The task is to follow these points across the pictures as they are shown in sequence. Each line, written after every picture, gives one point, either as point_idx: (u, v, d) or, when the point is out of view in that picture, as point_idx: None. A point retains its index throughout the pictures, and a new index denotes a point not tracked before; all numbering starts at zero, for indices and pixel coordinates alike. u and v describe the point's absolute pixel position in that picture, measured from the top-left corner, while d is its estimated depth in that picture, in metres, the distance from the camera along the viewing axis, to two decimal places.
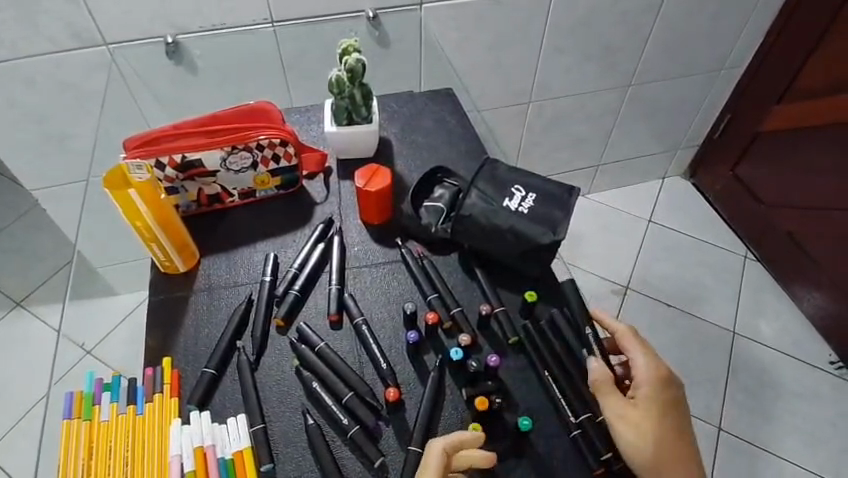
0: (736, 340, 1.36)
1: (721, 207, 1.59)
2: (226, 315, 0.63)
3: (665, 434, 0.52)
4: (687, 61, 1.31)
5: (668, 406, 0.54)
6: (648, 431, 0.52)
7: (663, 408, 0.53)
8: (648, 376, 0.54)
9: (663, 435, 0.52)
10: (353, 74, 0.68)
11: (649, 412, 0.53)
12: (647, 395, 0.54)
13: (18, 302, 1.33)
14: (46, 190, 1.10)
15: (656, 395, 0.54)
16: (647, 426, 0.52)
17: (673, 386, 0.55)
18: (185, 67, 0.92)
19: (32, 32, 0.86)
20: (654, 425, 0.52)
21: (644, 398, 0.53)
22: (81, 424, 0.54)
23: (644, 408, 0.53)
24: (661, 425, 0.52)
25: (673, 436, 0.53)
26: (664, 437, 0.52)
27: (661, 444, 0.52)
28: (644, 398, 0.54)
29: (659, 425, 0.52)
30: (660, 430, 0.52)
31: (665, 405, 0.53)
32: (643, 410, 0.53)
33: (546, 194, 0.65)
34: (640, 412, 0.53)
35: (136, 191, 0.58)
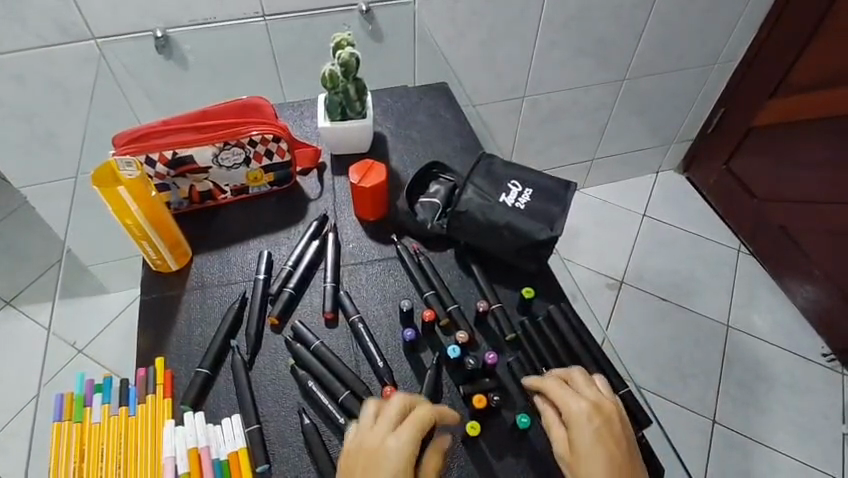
0: (730, 333, 1.36)
1: (715, 202, 1.60)
2: (219, 314, 0.62)
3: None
4: (682, 55, 1.30)
5: (610, 440, 0.47)
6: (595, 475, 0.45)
7: (606, 443, 0.47)
8: (580, 413, 0.48)
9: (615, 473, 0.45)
10: (346, 69, 0.67)
11: (591, 449, 0.47)
12: (585, 431, 0.47)
13: (8, 301, 1.31)
14: (33, 189, 1.08)
15: (592, 435, 0.47)
16: (593, 467, 0.46)
17: (611, 416, 0.49)
18: (175, 61, 0.90)
19: (17, 26, 0.84)
20: (601, 462, 0.46)
21: (582, 436, 0.47)
22: (72, 426, 0.53)
23: (586, 448, 0.47)
24: (607, 462, 0.46)
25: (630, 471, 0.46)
26: (614, 475, 0.46)
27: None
28: (583, 436, 0.47)
29: (607, 462, 0.46)
30: (607, 468, 0.46)
31: (608, 446, 0.47)
32: (587, 451, 0.47)
33: (544, 189, 0.64)
34: (584, 455, 0.47)
35: (125, 188, 0.56)
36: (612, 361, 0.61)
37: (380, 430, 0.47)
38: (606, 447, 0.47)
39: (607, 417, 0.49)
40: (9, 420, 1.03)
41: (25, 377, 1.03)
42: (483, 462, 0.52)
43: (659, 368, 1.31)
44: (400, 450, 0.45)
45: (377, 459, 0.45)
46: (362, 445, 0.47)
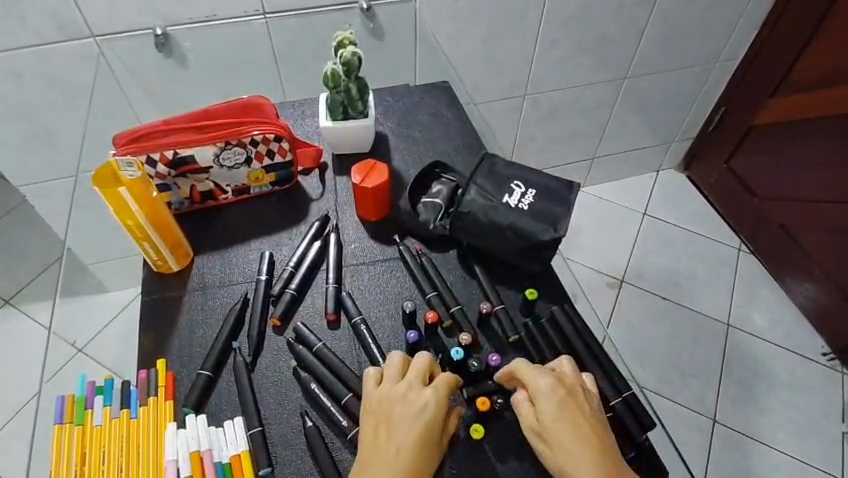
0: (730, 332, 1.36)
1: (715, 201, 1.60)
2: (221, 315, 0.61)
3: (584, 445, 0.45)
4: (683, 53, 1.30)
5: (575, 409, 0.47)
6: (563, 444, 0.45)
7: (570, 412, 0.47)
8: (542, 386, 0.49)
9: (582, 440, 0.45)
10: (348, 68, 0.66)
11: (556, 418, 0.46)
12: (550, 404, 0.47)
13: (8, 300, 1.31)
14: (32, 187, 1.08)
15: (557, 406, 0.47)
16: (560, 437, 0.46)
17: (574, 387, 0.49)
18: (176, 59, 0.89)
19: (16, 24, 0.84)
20: (567, 431, 0.45)
21: (547, 408, 0.47)
22: (73, 429, 0.53)
23: (550, 420, 0.47)
24: (573, 429, 0.46)
25: (598, 436, 0.45)
26: (583, 442, 0.45)
27: (584, 451, 0.44)
28: (547, 409, 0.47)
29: (573, 429, 0.46)
30: (574, 435, 0.45)
31: (573, 415, 0.47)
32: (553, 423, 0.46)
33: (546, 190, 0.64)
34: (549, 427, 0.46)
35: (126, 189, 0.56)
36: (615, 361, 0.61)
37: (411, 382, 0.50)
38: (571, 416, 0.46)
39: (570, 388, 0.49)
40: (8, 419, 1.02)
41: (25, 376, 1.03)
42: (486, 465, 0.52)
43: (660, 366, 1.31)
44: (436, 400, 0.48)
45: (413, 406, 0.47)
46: (391, 395, 0.49)
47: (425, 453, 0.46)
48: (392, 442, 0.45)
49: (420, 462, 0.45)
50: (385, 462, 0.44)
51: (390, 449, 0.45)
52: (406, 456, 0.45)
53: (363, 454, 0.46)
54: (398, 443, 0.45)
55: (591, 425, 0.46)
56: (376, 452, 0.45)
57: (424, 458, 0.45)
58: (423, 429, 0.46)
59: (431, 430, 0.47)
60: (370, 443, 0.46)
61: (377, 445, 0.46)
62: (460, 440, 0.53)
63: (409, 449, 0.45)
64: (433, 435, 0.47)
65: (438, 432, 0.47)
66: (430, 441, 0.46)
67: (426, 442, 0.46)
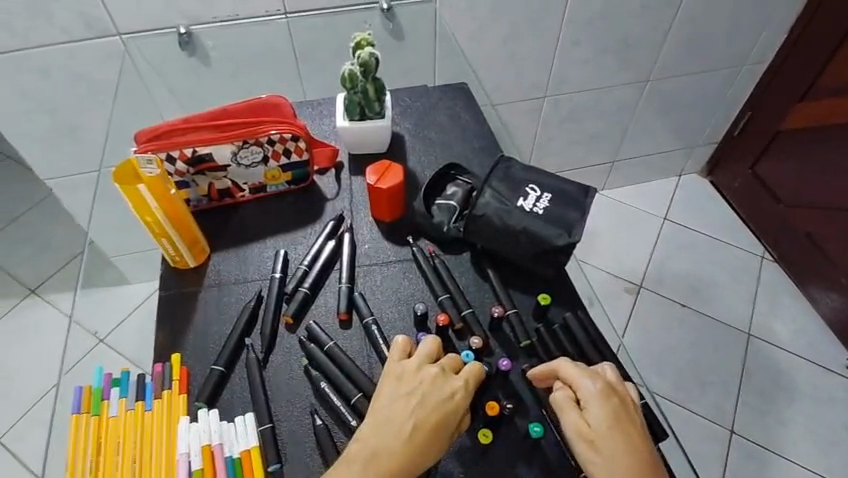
0: (750, 341, 1.33)
1: (739, 207, 1.56)
2: (235, 312, 0.62)
3: (636, 460, 0.44)
4: (707, 56, 1.27)
5: (625, 418, 0.47)
6: (613, 452, 0.45)
7: (621, 421, 0.46)
8: (594, 389, 0.48)
9: (631, 452, 0.45)
10: (365, 69, 0.67)
11: (608, 427, 0.46)
12: (602, 412, 0.47)
13: (32, 290, 1.37)
14: (57, 181, 1.11)
15: (608, 416, 0.46)
16: (609, 445, 0.45)
17: (623, 394, 0.49)
18: (199, 59, 0.92)
19: (43, 22, 0.87)
20: (617, 442, 0.45)
21: (599, 417, 0.46)
22: (91, 419, 0.54)
23: (600, 427, 0.46)
24: (623, 440, 0.45)
25: (646, 453, 0.45)
26: (633, 456, 0.45)
27: (632, 462, 0.44)
28: (596, 414, 0.47)
29: (623, 442, 0.45)
30: (624, 445, 0.45)
31: (626, 427, 0.46)
32: (604, 433, 0.46)
33: (563, 194, 0.63)
34: (598, 434, 0.46)
35: (145, 186, 0.57)
36: (627, 370, 0.60)
37: (443, 367, 0.50)
38: (622, 428, 0.46)
39: (622, 396, 0.48)
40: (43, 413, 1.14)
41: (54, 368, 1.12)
42: (495, 471, 0.52)
43: (676, 373, 1.28)
44: (463, 392, 0.49)
45: (438, 391, 0.48)
46: (419, 373, 0.49)
47: (435, 437, 0.46)
48: (408, 420, 0.46)
49: (424, 448, 0.45)
50: (393, 437, 0.45)
51: (405, 424, 0.45)
52: (415, 438, 0.45)
53: (375, 424, 0.46)
54: (415, 420, 0.46)
55: (641, 441, 0.46)
56: (391, 424, 0.46)
57: (433, 441, 0.46)
58: (439, 418, 0.46)
59: (448, 417, 0.47)
60: (387, 414, 0.47)
61: (392, 418, 0.46)
62: (469, 449, 0.52)
63: (419, 434, 0.45)
64: (449, 422, 0.47)
65: (454, 425, 0.47)
66: (443, 427, 0.47)
67: (438, 430, 0.46)
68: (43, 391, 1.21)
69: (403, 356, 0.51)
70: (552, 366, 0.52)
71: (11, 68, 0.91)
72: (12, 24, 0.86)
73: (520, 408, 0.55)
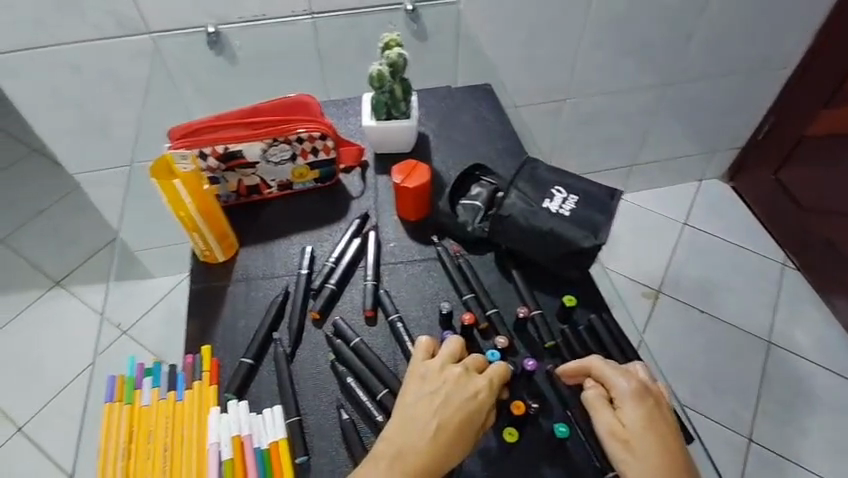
0: (770, 349, 1.31)
1: (761, 214, 1.54)
2: (262, 307, 0.63)
3: (670, 461, 0.45)
4: (730, 59, 1.26)
5: (659, 419, 0.47)
6: (647, 452, 0.45)
7: (655, 422, 0.47)
8: (627, 388, 0.48)
9: (666, 453, 0.45)
10: (394, 69, 0.68)
11: (643, 428, 0.46)
12: (636, 413, 0.47)
13: (58, 282, 1.41)
14: (85, 175, 1.14)
15: (643, 417, 0.47)
16: (644, 446, 0.45)
17: (657, 394, 0.49)
18: (227, 58, 0.97)
19: (75, 19, 0.89)
20: (652, 443, 0.45)
21: (634, 417, 0.47)
22: (123, 407, 0.55)
23: (634, 426, 0.46)
24: (658, 441, 0.45)
25: (680, 455, 0.45)
26: (667, 458, 0.45)
27: (667, 464, 0.45)
28: (629, 414, 0.47)
29: (658, 443, 0.45)
30: (659, 447, 0.45)
31: (661, 428, 0.46)
32: (638, 433, 0.46)
33: (589, 196, 0.63)
34: (633, 434, 0.46)
35: (180, 181, 0.58)
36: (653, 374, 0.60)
37: (467, 367, 0.50)
38: (657, 429, 0.46)
39: (656, 397, 0.49)
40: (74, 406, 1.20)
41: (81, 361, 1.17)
42: (519, 470, 0.52)
43: (693, 379, 1.27)
44: (487, 391, 0.49)
45: (461, 390, 0.48)
46: (443, 373, 0.50)
47: (459, 436, 0.46)
48: (432, 419, 0.46)
49: (449, 446, 0.46)
50: (419, 434, 0.46)
51: (429, 423, 0.46)
52: (440, 435, 0.46)
53: (402, 421, 0.47)
54: (439, 419, 0.46)
55: (675, 443, 0.46)
56: (416, 423, 0.46)
57: (458, 440, 0.46)
58: (462, 417, 0.47)
59: (473, 417, 0.47)
60: (413, 412, 0.47)
61: (417, 417, 0.47)
62: (494, 448, 0.53)
63: (444, 432, 0.46)
64: (473, 421, 0.47)
65: (478, 424, 0.48)
66: (468, 426, 0.47)
67: (463, 428, 0.47)
68: (68, 379, 1.26)
69: (427, 356, 0.52)
70: (584, 363, 0.53)
71: (43, 64, 0.93)
72: (44, 20, 0.88)
73: (545, 409, 0.55)
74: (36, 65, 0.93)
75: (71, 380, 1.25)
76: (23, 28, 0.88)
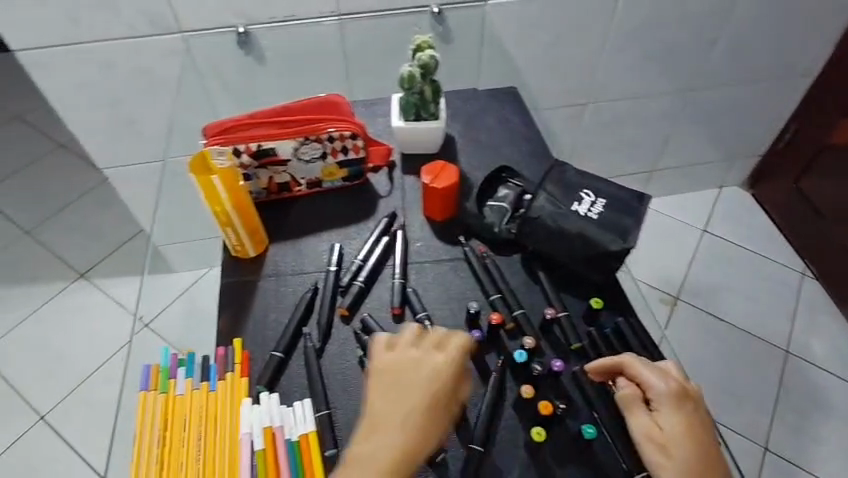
0: (788, 359, 1.30)
1: (781, 222, 1.52)
2: (292, 302, 0.64)
3: (707, 467, 0.45)
4: (754, 66, 1.25)
5: (698, 423, 0.47)
6: (686, 458, 0.45)
7: (694, 427, 0.47)
8: (666, 391, 0.48)
9: (704, 458, 0.45)
10: (425, 70, 0.68)
11: (680, 433, 0.46)
12: (674, 417, 0.47)
13: (82, 274, 1.43)
14: (112, 170, 1.16)
15: (681, 422, 0.47)
16: (681, 450, 0.46)
17: (696, 396, 0.49)
18: (254, 57, 0.99)
19: (110, 17, 0.90)
20: (689, 448, 0.46)
21: (672, 421, 0.47)
22: (158, 396, 0.56)
23: (673, 431, 0.47)
24: (695, 446, 0.46)
25: (717, 460, 0.46)
26: (705, 463, 0.45)
27: (704, 469, 0.45)
28: (667, 417, 0.47)
29: (695, 449, 0.46)
30: (696, 452, 0.45)
31: (699, 432, 0.47)
32: (676, 438, 0.46)
33: (617, 200, 0.63)
34: (671, 439, 0.46)
35: (218, 178, 0.59)
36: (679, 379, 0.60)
37: (425, 351, 0.49)
38: (695, 434, 0.46)
39: (695, 401, 0.48)
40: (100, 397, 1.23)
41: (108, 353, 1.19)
42: (545, 469, 0.52)
43: (710, 387, 1.26)
44: (448, 372, 0.48)
45: (420, 371, 0.48)
46: (401, 362, 0.49)
47: (429, 423, 0.46)
48: (397, 411, 0.46)
49: (426, 429, 0.45)
50: (393, 422, 0.45)
51: (396, 416, 0.45)
52: (412, 420, 0.45)
53: (373, 414, 0.46)
54: (405, 410, 0.46)
55: (713, 448, 0.46)
56: (383, 417, 0.46)
57: (428, 426, 0.46)
58: (431, 397, 0.46)
59: (438, 400, 0.47)
60: (380, 408, 0.46)
61: (384, 411, 0.46)
62: (519, 446, 0.53)
63: (415, 416, 0.46)
64: (440, 404, 0.47)
65: (445, 406, 0.47)
66: (436, 410, 0.46)
67: (434, 409, 0.46)
68: (91, 369, 1.28)
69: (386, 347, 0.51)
70: (617, 361, 0.53)
71: (75, 60, 0.95)
72: (78, 16, 0.89)
73: (570, 410, 0.56)
74: (69, 61, 0.95)
75: (95, 369, 1.28)
76: (57, 25, 0.90)
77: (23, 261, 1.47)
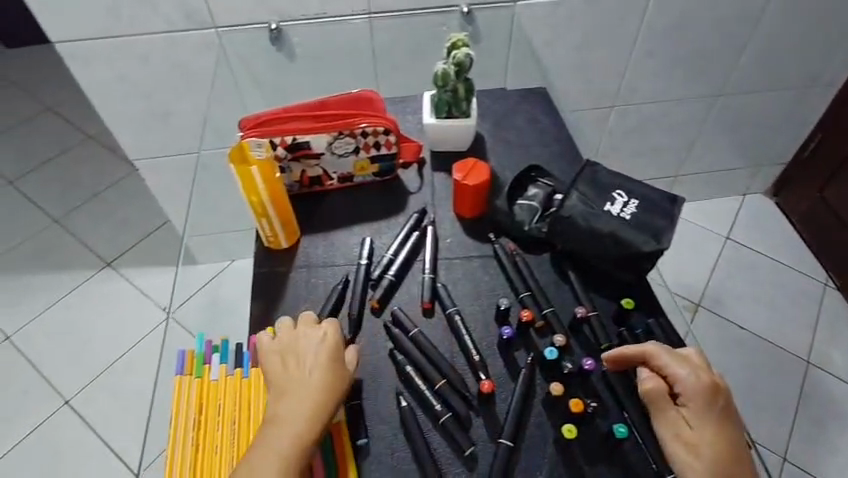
0: (810, 370, 1.28)
1: (805, 232, 1.50)
2: (323, 294, 0.65)
3: (735, 466, 0.46)
4: (784, 73, 1.23)
5: (726, 420, 0.48)
6: (715, 459, 0.46)
7: (723, 424, 0.47)
8: (696, 387, 0.49)
9: (732, 458, 0.46)
10: (459, 69, 0.69)
11: (709, 432, 0.47)
12: (705, 417, 0.47)
13: (109, 263, 1.47)
14: (144, 161, 1.18)
15: (711, 420, 0.47)
16: (711, 450, 0.46)
17: (725, 389, 0.49)
18: (285, 53, 0.99)
19: (148, 12, 0.92)
20: (718, 448, 0.46)
21: (702, 420, 0.47)
22: (193, 380, 0.58)
23: (702, 430, 0.47)
24: (724, 446, 0.46)
25: (743, 459, 0.47)
26: (733, 462, 0.46)
27: (731, 468, 0.46)
28: (696, 415, 0.48)
29: (725, 448, 0.46)
30: (724, 451, 0.46)
31: (728, 431, 0.47)
32: (705, 438, 0.47)
33: (650, 202, 0.63)
34: (700, 438, 0.47)
35: (257, 168, 0.61)
36: None
37: (304, 332, 0.54)
38: (725, 433, 0.47)
39: (725, 398, 0.49)
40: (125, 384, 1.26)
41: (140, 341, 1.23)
42: (574, 467, 0.52)
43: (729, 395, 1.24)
44: (328, 341, 0.53)
45: (311, 341, 0.53)
46: (288, 346, 0.54)
47: (329, 385, 0.50)
48: (296, 384, 0.50)
49: (332, 382, 0.51)
50: (301, 384, 0.50)
51: (298, 389, 0.50)
52: (316, 379, 0.50)
53: (280, 385, 0.51)
54: (304, 380, 0.50)
55: (740, 447, 0.47)
56: (289, 392, 0.50)
57: (328, 387, 0.50)
58: (327, 356, 0.52)
59: (330, 366, 0.52)
60: (283, 387, 0.51)
61: (288, 388, 0.50)
62: (548, 445, 0.53)
63: (317, 374, 0.51)
64: (333, 367, 0.52)
65: (339, 369, 0.52)
66: (331, 373, 0.51)
67: (333, 365, 0.52)
68: (116, 356, 1.31)
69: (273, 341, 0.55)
70: (643, 350, 0.53)
71: (114, 54, 0.97)
72: (117, 10, 0.91)
73: (600, 408, 0.56)
74: (106, 54, 0.97)
75: (120, 357, 1.31)
76: (98, 19, 0.92)
77: (53, 247, 1.50)
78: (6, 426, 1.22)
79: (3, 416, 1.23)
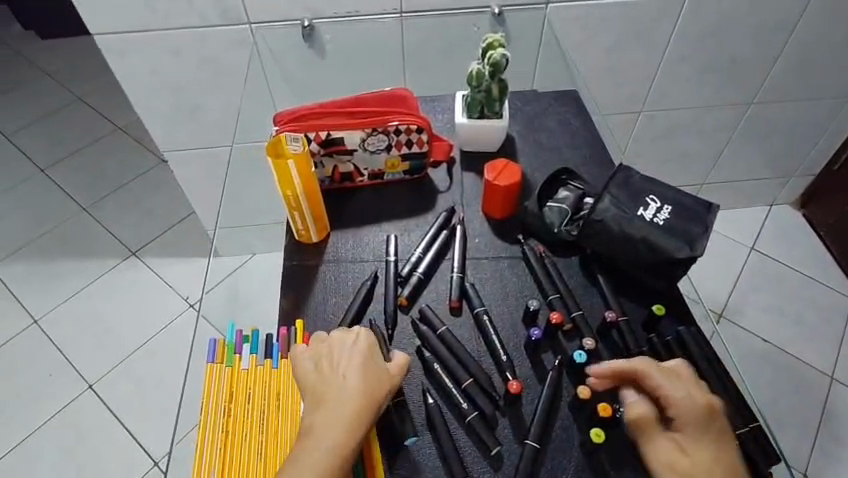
0: (834, 385, 1.25)
1: (833, 246, 1.47)
2: (351, 289, 0.66)
3: None
4: (819, 82, 1.21)
5: (720, 445, 0.48)
6: None
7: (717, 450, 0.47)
8: (691, 408, 0.48)
9: None
10: (495, 69, 0.68)
11: (704, 459, 0.46)
12: (700, 442, 0.47)
13: (133, 252, 1.50)
14: (173, 153, 1.21)
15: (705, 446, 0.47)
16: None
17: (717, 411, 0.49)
18: (316, 51, 1.00)
19: (184, 7, 0.94)
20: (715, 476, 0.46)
21: (697, 445, 0.47)
22: (224, 369, 0.59)
23: (697, 456, 0.47)
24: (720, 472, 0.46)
25: None
26: None
27: None
28: (689, 440, 0.48)
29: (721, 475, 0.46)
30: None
31: (721, 458, 0.47)
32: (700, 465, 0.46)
33: (685, 208, 0.62)
34: (695, 464, 0.46)
35: (293, 162, 0.61)
36: (743, 392, 0.58)
37: (337, 338, 0.55)
38: (718, 459, 0.47)
39: (717, 422, 0.49)
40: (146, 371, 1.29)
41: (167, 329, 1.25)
42: (599, 469, 0.52)
43: None
44: (362, 345, 0.54)
45: (344, 346, 0.54)
46: (322, 353, 0.54)
47: (367, 384, 0.51)
48: (335, 386, 0.51)
49: (370, 383, 0.51)
50: (339, 387, 0.51)
51: (337, 390, 0.50)
52: (354, 379, 0.51)
53: (319, 389, 0.51)
54: (342, 381, 0.51)
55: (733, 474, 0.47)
56: (328, 395, 0.50)
57: (367, 387, 0.51)
58: (364, 357, 0.53)
59: (367, 366, 0.52)
60: (321, 392, 0.51)
61: (327, 390, 0.51)
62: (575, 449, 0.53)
63: (353, 374, 0.51)
64: (369, 368, 0.52)
65: (374, 369, 0.52)
66: (368, 374, 0.52)
67: (370, 366, 0.52)
68: (138, 344, 1.33)
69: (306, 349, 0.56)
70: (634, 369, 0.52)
71: (150, 47, 0.99)
72: (155, 4, 0.93)
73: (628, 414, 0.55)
74: (142, 47, 0.99)
75: (142, 344, 1.33)
76: (136, 13, 0.94)
77: (80, 236, 1.54)
78: (8, 425, 1.22)
79: (6, 414, 1.24)
